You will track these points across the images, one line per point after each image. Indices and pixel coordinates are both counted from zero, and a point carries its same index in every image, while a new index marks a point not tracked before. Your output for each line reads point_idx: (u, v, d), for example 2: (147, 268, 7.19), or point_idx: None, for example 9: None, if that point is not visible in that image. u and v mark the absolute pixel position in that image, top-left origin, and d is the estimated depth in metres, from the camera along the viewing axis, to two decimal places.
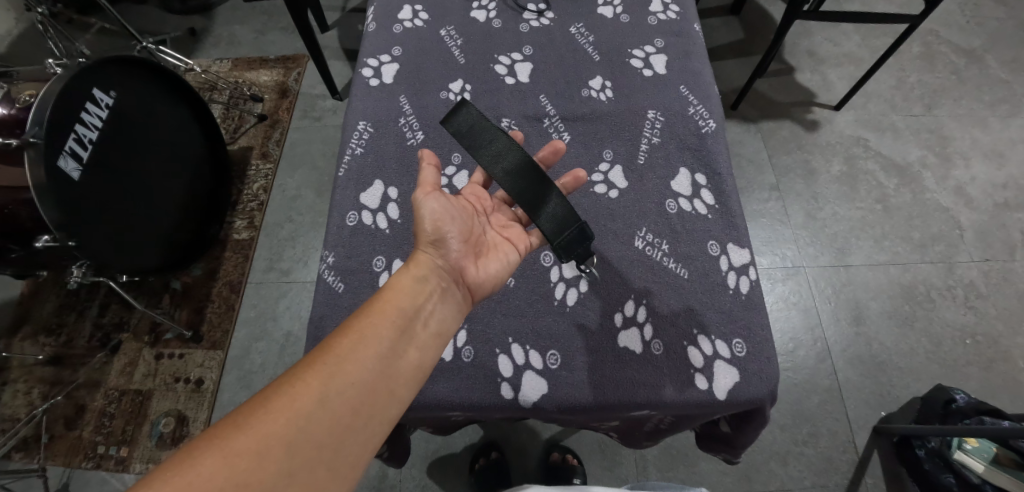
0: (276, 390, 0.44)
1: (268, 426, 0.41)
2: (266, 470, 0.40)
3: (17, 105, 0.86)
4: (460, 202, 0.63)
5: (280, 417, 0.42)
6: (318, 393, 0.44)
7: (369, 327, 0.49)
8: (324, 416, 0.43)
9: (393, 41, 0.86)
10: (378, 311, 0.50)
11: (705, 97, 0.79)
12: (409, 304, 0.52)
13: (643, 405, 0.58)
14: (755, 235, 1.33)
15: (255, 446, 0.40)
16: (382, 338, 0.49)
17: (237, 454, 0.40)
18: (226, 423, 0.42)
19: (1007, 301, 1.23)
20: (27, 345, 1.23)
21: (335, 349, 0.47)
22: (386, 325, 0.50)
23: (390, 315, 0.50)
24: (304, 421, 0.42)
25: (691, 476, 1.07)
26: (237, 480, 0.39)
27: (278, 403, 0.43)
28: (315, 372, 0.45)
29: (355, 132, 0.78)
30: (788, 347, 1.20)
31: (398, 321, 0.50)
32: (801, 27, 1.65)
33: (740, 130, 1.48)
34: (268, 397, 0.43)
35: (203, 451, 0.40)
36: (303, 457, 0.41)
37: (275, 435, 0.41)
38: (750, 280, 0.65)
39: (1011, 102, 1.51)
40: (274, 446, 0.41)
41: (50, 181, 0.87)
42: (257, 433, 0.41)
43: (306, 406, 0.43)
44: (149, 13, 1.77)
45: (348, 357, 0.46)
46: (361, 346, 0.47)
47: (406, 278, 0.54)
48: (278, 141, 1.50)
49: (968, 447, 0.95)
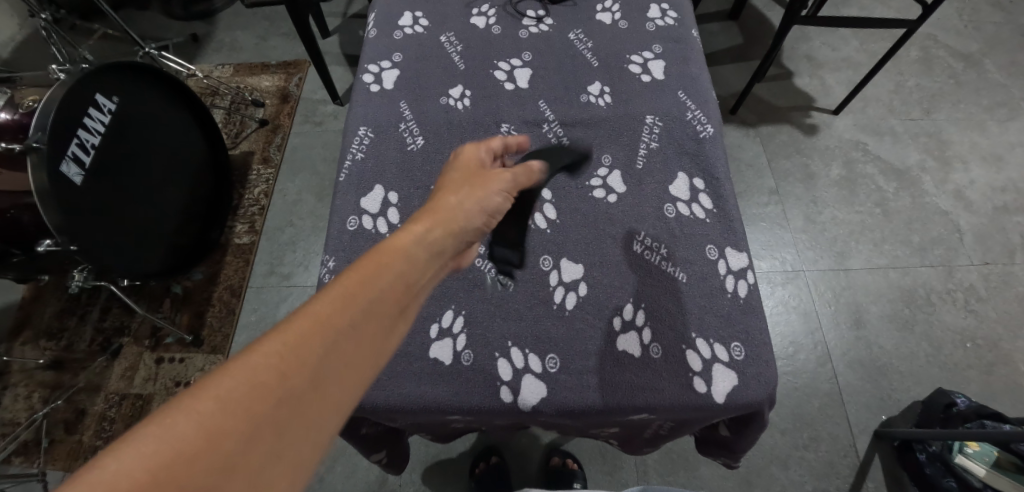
0: (259, 347, 0.30)
1: (262, 396, 0.29)
2: (256, 461, 0.27)
3: (20, 111, 0.87)
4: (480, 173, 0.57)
5: (269, 382, 0.29)
6: (327, 359, 0.32)
7: (377, 273, 0.37)
8: (330, 390, 0.31)
9: (394, 47, 0.87)
10: (389, 255, 0.39)
11: (703, 102, 0.80)
12: (427, 257, 0.42)
13: (643, 409, 0.58)
14: (755, 239, 1.33)
15: (237, 428, 0.27)
16: (396, 288, 0.38)
17: (213, 439, 0.27)
18: (187, 396, 0.27)
19: (1007, 304, 1.23)
20: (27, 349, 1.23)
21: (343, 296, 0.34)
22: (404, 279, 0.38)
23: (406, 265, 0.39)
24: (305, 388, 0.30)
25: (691, 481, 1.07)
26: (217, 466, 0.26)
27: (267, 366, 0.30)
28: (314, 324, 0.32)
29: (356, 137, 0.78)
30: (788, 350, 1.20)
31: (414, 277, 0.40)
32: (799, 32, 1.66)
33: (740, 134, 1.49)
34: (251, 359, 0.30)
35: (153, 438, 0.26)
36: (295, 433, 0.29)
37: (269, 402, 0.29)
38: (748, 284, 0.65)
39: (1010, 106, 1.51)
40: (268, 427, 0.28)
41: (54, 187, 0.88)
42: (243, 403, 0.28)
43: (312, 372, 0.31)
44: (151, 19, 1.79)
45: (356, 306, 0.34)
46: (375, 297, 0.36)
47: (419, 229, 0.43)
48: (279, 146, 1.51)
49: (969, 451, 0.96)
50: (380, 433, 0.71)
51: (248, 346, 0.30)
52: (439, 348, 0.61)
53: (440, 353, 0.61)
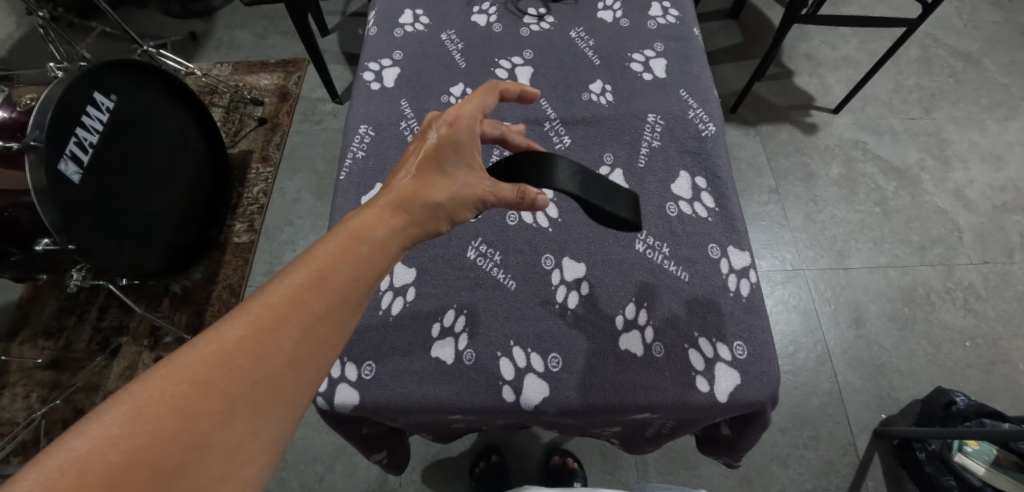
0: (224, 333, 0.33)
1: (226, 383, 0.31)
2: (224, 442, 0.30)
3: (18, 109, 0.87)
4: (457, 151, 0.50)
5: (233, 366, 0.32)
6: (284, 347, 0.34)
7: (337, 259, 0.39)
8: (290, 375, 0.34)
9: (395, 45, 0.87)
10: (345, 242, 0.40)
11: (704, 100, 0.79)
12: (386, 240, 0.42)
13: (645, 408, 0.58)
14: (755, 238, 1.33)
15: (201, 412, 0.30)
16: (358, 273, 0.39)
17: (183, 423, 0.29)
18: (154, 382, 0.30)
19: (1006, 303, 1.23)
20: (26, 348, 1.23)
21: (305, 282, 0.36)
22: (360, 266, 0.40)
23: (362, 251, 0.40)
24: (266, 371, 0.33)
25: (692, 480, 1.07)
26: (187, 442, 0.29)
27: (233, 348, 0.32)
28: (275, 310, 0.34)
29: (356, 136, 0.78)
30: (788, 349, 1.20)
31: (372, 263, 0.41)
32: (799, 31, 1.66)
33: (739, 133, 1.49)
34: (211, 348, 0.32)
35: (121, 421, 0.28)
36: (260, 410, 0.32)
37: (234, 384, 0.31)
38: (750, 283, 0.65)
39: (1009, 105, 1.52)
40: (235, 411, 0.31)
41: (52, 184, 0.87)
42: (209, 385, 0.31)
43: (274, 358, 0.33)
44: (150, 17, 1.78)
45: (317, 291, 0.36)
46: (330, 284, 0.37)
47: (378, 212, 0.44)
48: (279, 144, 1.51)
49: (969, 450, 0.95)
50: (381, 433, 0.71)
51: (208, 336, 0.33)
52: (440, 348, 0.61)
53: (442, 352, 0.60)
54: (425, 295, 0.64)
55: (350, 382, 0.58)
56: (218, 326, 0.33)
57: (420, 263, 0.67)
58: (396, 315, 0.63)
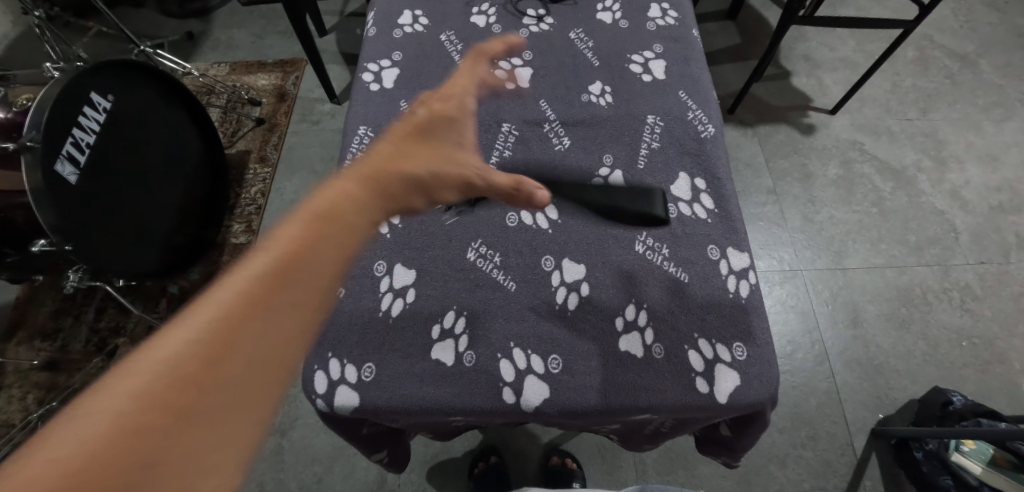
0: (192, 324, 0.34)
1: (205, 373, 0.32)
2: (206, 425, 0.31)
3: (15, 108, 0.87)
4: (425, 141, 0.55)
5: (206, 354, 0.33)
6: (259, 330, 0.35)
7: (304, 240, 0.40)
8: (267, 357, 0.35)
9: (394, 46, 0.87)
10: (313, 223, 0.42)
11: (704, 102, 0.80)
12: (354, 219, 0.44)
13: (645, 409, 0.58)
14: (753, 238, 1.34)
15: (179, 404, 0.31)
16: (327, 251, 0.41)
17: (161, 415, 0.30)
18: (127, 381, 0.30)
19: (1002, 303, 1.24)
20: (22, 350, 1.22)
21: (274, 269, 0.38)
22: (330, 246, 0.42)
23: (329, 231, 0.42)
24: (244, 353, 0.34)
25: (691, 480, 1.07)
26: (168, 431, 0.30)
27: (204, 337, 0.33)
28: (246, 294, 0.36)
29: (356, 136, 0.77)
30: (786, 349, 1.20)
31: (342, 241, 0.43)
32: (797, 31, 1.67)
33: (737, 133, 1.49)
34: (181, 343, 0.33)
35: (96, 420, 0.28)
36: (241, 391, 0.34)
37: (213, 367, 0.33)
38: (749, 284, 0.65)
39: (1005, 106, 1.52)
40: (214, 398, 0.32)
41: (47, 185, 0.86)
42: (184, 374, 0.32)
43: (247, 342, 0.35)
44: (147, 17, 1.78)
45: (287, 273, 0.38)
46: (298, 266, 0.39)
47: (345, 195, 0.46)
48: (277, 144, 1.50)
49: (966, 449, 0.96)
50: (380, 434, 0.71)
51: (177, 330, 0.33)
52: (441, 349, 0.61)
53: (442, 354, 0.60)
54: (425, 297, 0.64)
55: (350, 384, 0.59)
56: (186, 320, 0.34)
57: (420, 264, 0.67)
58: (396, 316, 0.63)
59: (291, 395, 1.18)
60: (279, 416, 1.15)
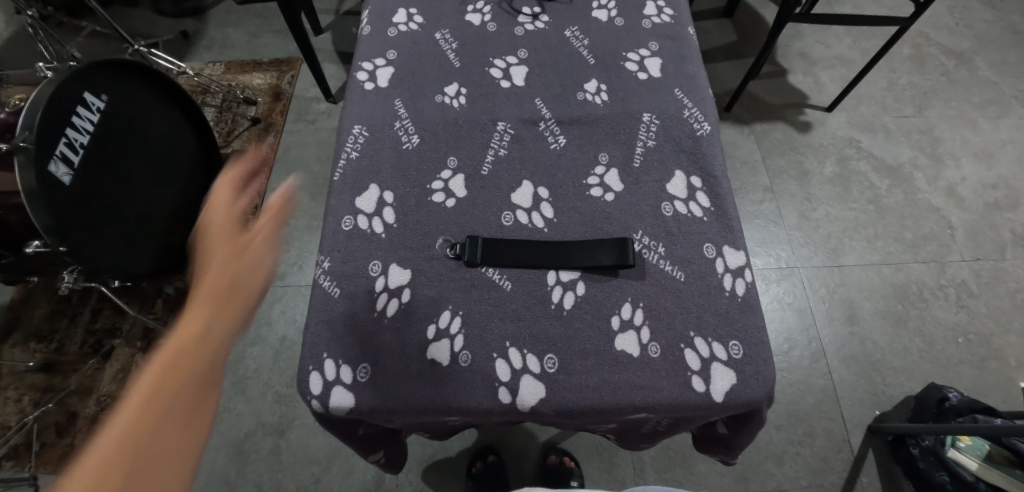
0: (135, 390, 0.48)
1: (148, 427, 0.47)
2: (172, 452, 0.47)
3: (7, 109, 0.87)
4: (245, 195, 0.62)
5: (143, 416, 0.47)
6: (180, 387, 0.50)
7: (197, 313, 0.53)
8: (186, 403, 0.50)
9: (389, 44, 0.86)
10: (206, 302, 0.53)
11: (699, 100, 0.80)
12: (213, 287, 0.54)
13: (642, 408, 0.58)
14: (750, 236, 1.34)
15: (117, 461, 0.44)
16: (203, 315, 0.53)
17: (103, 476, 0.43)
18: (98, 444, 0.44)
19: (998, 299, 1.24)
20: (17, 352, 1.21)
21: (162, 361, 0.50)
22: (200, 322, 0.52)
23: (207, 311, 0.53)
24: (161, 404, 0.48)
25: (688, 478, 1.07)
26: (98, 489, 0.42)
27: (143, 398, 0.47)
28: (156, 368, 0.49)
29: (350, 136, 0.77)
30: (783, 347, 1.21)
31: (217, 319, 0.54)
32: (793, 29, 1.67)
33: (734, 131, 1.49)
34: (118, 426, 0.45)
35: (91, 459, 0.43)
36: (170, 432, 0.48)
37: (153, 411, 0.47)
38: (746, 283, 0.65)
39: (1000, 103, 1.53)
40: (152, 440, 0.46)
41: (42, 186, 0.86)
42: (119, 434, 0.45)
43: (176, 394, 0.49)
44: (141, 16, 1.77)
45: (189, 345, 0.51)
46: (191, 344, 0.51)
47: (218, 265, 0.55)
48: (272, 144, 1.50)
49: (961, 445, 0.94)
50: (377, 435, 0.70)
51: (121, 406, 0.47)
52: (436, 349, 0.61)
53: (437, 354, 0.60)
54: (421, 297, 0.64)
55: (345, 385, 0.58)
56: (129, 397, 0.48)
57: (416, 264, 0.66)
58: (391, 317, 0.63)
59: (289, 395, 1.17)
60: (276, 417, 1.15)
